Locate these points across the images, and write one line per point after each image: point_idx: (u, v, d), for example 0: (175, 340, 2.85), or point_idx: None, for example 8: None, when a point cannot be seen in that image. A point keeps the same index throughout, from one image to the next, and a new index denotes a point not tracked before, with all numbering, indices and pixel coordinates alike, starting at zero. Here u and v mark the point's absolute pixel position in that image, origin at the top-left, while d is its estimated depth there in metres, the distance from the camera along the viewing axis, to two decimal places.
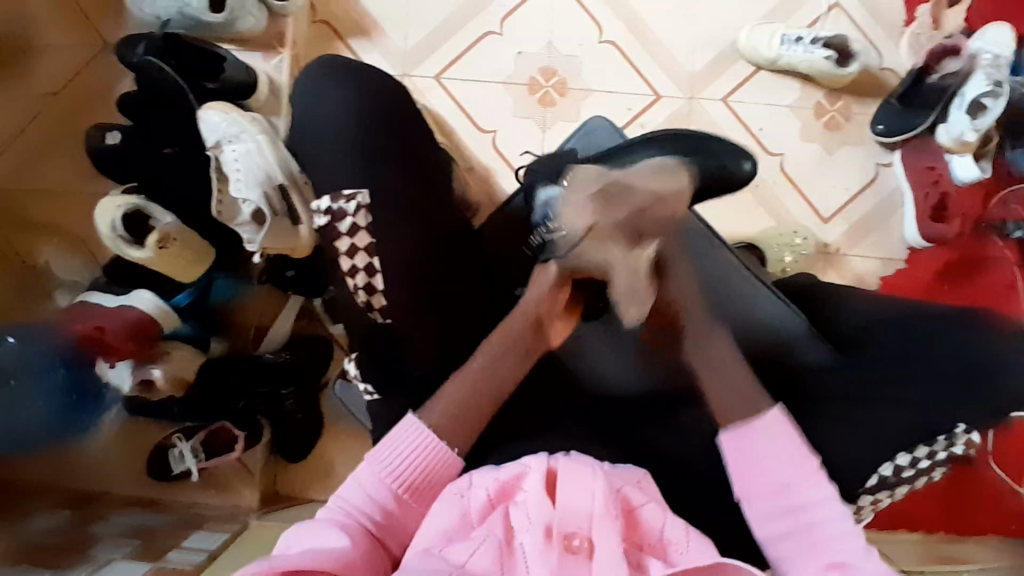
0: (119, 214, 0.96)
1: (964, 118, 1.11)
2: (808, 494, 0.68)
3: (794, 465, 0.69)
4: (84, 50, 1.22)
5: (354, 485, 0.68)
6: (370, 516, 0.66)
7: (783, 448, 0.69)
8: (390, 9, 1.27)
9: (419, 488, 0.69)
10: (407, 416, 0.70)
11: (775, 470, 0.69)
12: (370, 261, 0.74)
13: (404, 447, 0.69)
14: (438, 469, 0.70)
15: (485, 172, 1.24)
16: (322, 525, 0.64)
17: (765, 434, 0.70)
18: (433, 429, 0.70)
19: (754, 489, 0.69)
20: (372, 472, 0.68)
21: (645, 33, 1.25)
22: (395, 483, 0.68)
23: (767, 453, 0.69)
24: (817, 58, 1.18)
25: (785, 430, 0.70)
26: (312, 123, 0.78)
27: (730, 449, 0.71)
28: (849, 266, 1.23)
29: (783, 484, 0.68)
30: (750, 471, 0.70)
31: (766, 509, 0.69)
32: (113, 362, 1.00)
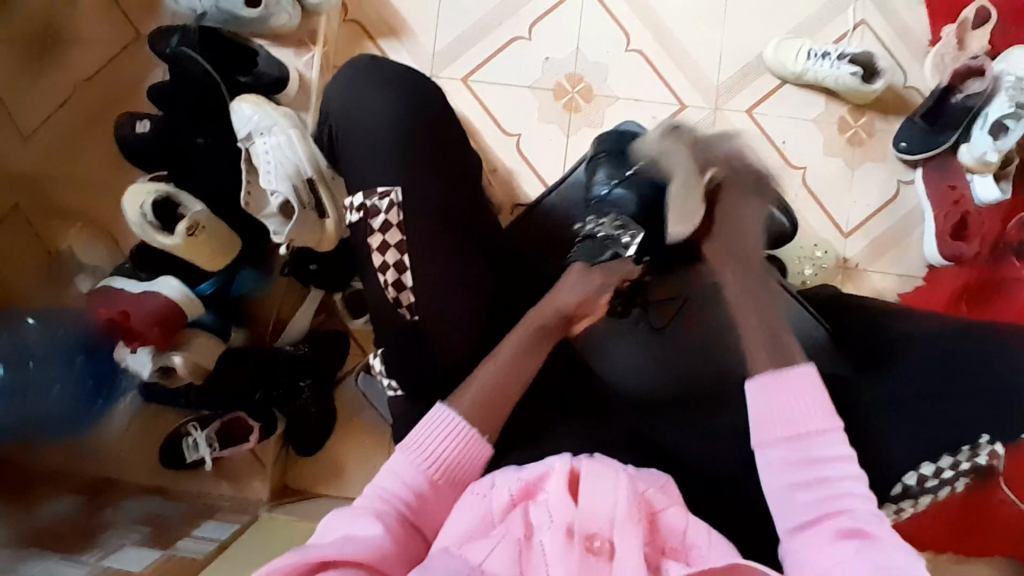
0: (149, 201, 0.97)
1: (986, 139, 1.12)
2: (825, 450, 0.67)
3: (817, 419, 0.69)
4: (117, 40, 1.24)
5: (388, 473, 0.68)
6: (404, 501, 0.66)
7: (807, 400, 0.70)
8: (421, 11, 1.28)
9: (454, 475, 0.69)
10: (437, 406, 0.71)
11: (800, 420, 0.69)
12: (401, 258, 0.75)
13: (442, 434, 0.70)
14: (473, 454, 0.71)
15: (508, 176, 1.25)
16: (358, 512, 0.65)
17: (795, 381, 0.71)
18: (462, 417, 0.71)
19: (773, 437, 0.69)
20: (407, 460, 0.69)
21: (672, 44, 1.27)
22: (432, 471, 0.68)
23: (793, 406, 0.70)
24: (843, 74, 1.19)
25: (810, 382, 0.70)
26: (350, 115, 0.79)
27: (756, 394, 0.72)
28: (867, 281, 1.23)
29: (807, 435, 0.68)
30: (774, 420, 0.70)
31: (785, 457, 0.68)
32: (134, 347, 1.01)
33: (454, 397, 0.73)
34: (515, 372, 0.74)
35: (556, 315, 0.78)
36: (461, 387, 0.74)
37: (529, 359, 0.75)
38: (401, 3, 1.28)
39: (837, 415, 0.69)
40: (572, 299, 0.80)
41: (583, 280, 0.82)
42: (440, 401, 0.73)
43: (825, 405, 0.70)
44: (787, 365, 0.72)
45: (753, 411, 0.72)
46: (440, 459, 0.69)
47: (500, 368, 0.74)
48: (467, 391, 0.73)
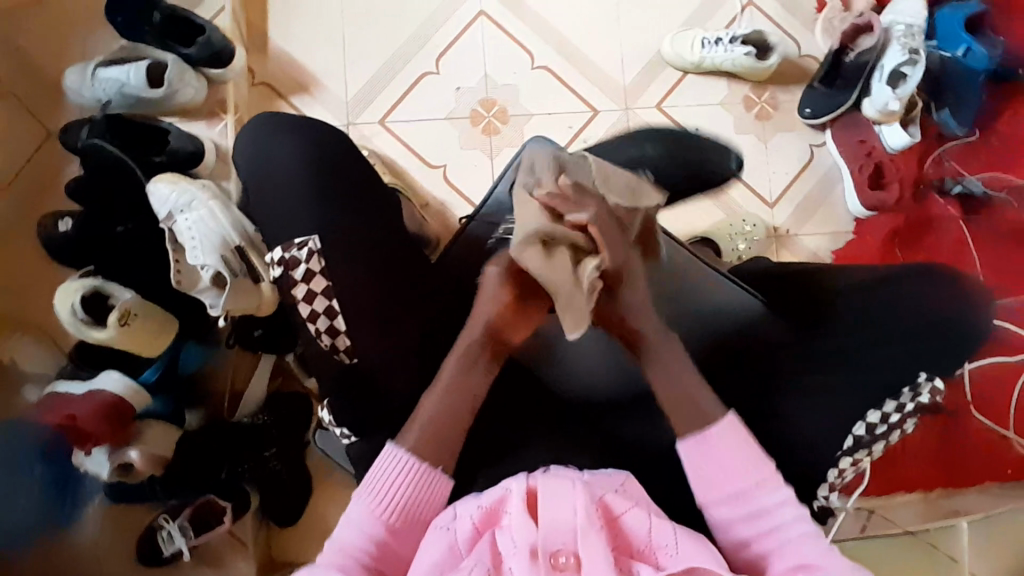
0: (78, 299, 0.95)
1: (886, 89, 1.18)
2: (765, 499, 0.67)
3: (751, 475, 0.68)
4: (28, 142, 1.22)
5: (348, 525, 0.68)
6: (364, 550, 0.66)
7: (737, 460, 0.69)
8: (328, 64, 1.30)
9: (415, 514, 0.69)
10: (387, 445, 0.70)
11: (735, 482, 0.68)
12: (330, 304, 0.75)
13: (395, 476, 0.69)
14: (431, 489, 0.70)
15: (441, 207, 1.27)
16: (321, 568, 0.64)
17: (721, 444, 0.69)
18: (412, 454, 0.70)
19: (714, 498, 0.69)
20: (366, 507, 0.68)
21: (575, 54, 1.31)
22: (388, 514, 0.68)
23: (720, 467, 0.69)
24: (738, 55, 1.24)
25: (738, 439, 0.69)
26: (258, 176, 0.79)
27: (688, 457, 0.70)
28: (801, 245, 1.27)
29: (743, 494, 0.68)
30: (711, 479, 0.69)
31: (729, 516, 0.68)
32: (88, 450, 0.99)
33: (400, 436, 0.71)
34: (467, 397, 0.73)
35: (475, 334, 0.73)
36: (410, 420, 0.72)
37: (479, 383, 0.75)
38: (306, 59, 1.30)
39: (769, 461, 0.69)
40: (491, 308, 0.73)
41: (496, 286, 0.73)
42: (389, 440, 0.72)
43: (756, 452, 0.69)
44: (708, 424, 0.70)
45: (690, 472, 0.71)
46: (396, 500, 0.68)
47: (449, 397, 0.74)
48: (421, 427, 0.71)
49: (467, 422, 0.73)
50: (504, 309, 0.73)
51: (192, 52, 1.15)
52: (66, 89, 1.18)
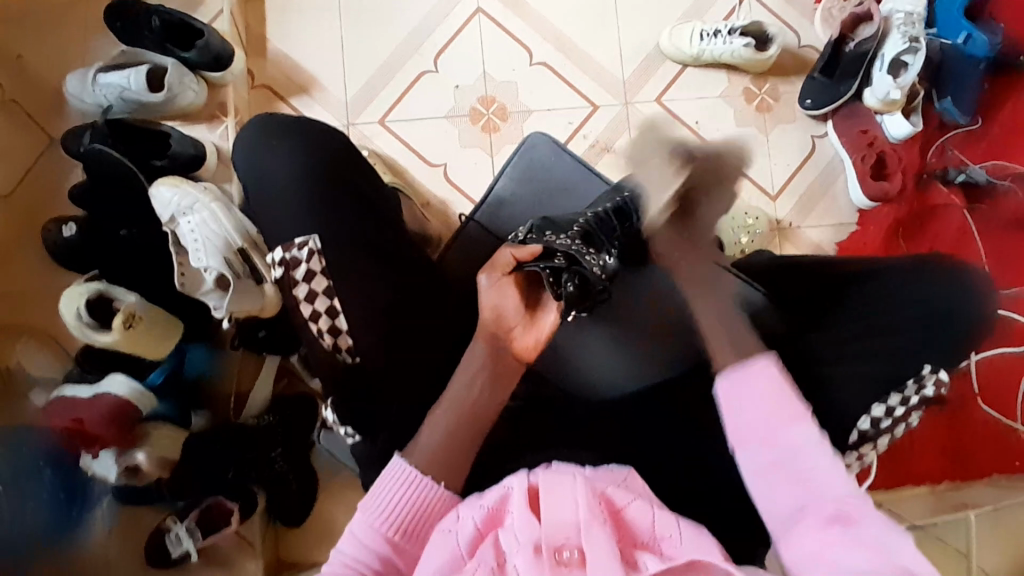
0: (83, 302, 0.96)
1: (887, 79, 1.17)
2: (798, 437, 0.66)
3: (784, 413, 0.67)
4: (32, 148, 1.23)
5: (349, 537, 0.68)
6: (368, 564, 0.67)
7: (774, 402, 0.68)
8: (326, 65, 1.30)
9: (416, 529, 0.69)
10: (394, 458, 0.71)
11: (767, 424, 0.67)
12: (332, 304, 0.75)
13: (399, 483, 0.69)
14: (436, 508, 0.70)
15: (442, 205, 1.27)
16: None
17: (754, 380, 0.69)
18: (417, 467, 0.70)
19: (746, 440, 0.68)
20: (367, 521, 0.68)
21: (573, 49, 1.31)
22: (388, 528, 0.68)
23: (761, 401, 0.68)
24: (737, 47, 1.23)
25: (774, 381, 0.69)
26: (257, 178, 0.79)
27: (723, 393, 0.70)
28: (804, 237, 1.27)
29: (775, 432, 0.67)
30: (742, 421, 0.69)
31: (759, 460, 0.67)
32: (95, 452, 1.00)
33: (407, 450, 0.72)
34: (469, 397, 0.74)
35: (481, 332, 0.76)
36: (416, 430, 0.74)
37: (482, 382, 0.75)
38: (305, 60, 1.30)
39: (804, 406, 0.68)
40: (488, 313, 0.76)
41: (496, 293, 0.77)
42: (397, 453, 0.73)
43: (789, 396, 0.68)
44: (745, 362, 0.70)
45: (725, 417, 0.70)
46: (397, 512, 0.68)
47: (451, 396, 0.74)
48: (426, 431, 0.73)
49: (470, 422, 0.73)
50: (509, 304, 0.77)
51: (192, 56, 1.15)
52: (68, 94, 1.19)
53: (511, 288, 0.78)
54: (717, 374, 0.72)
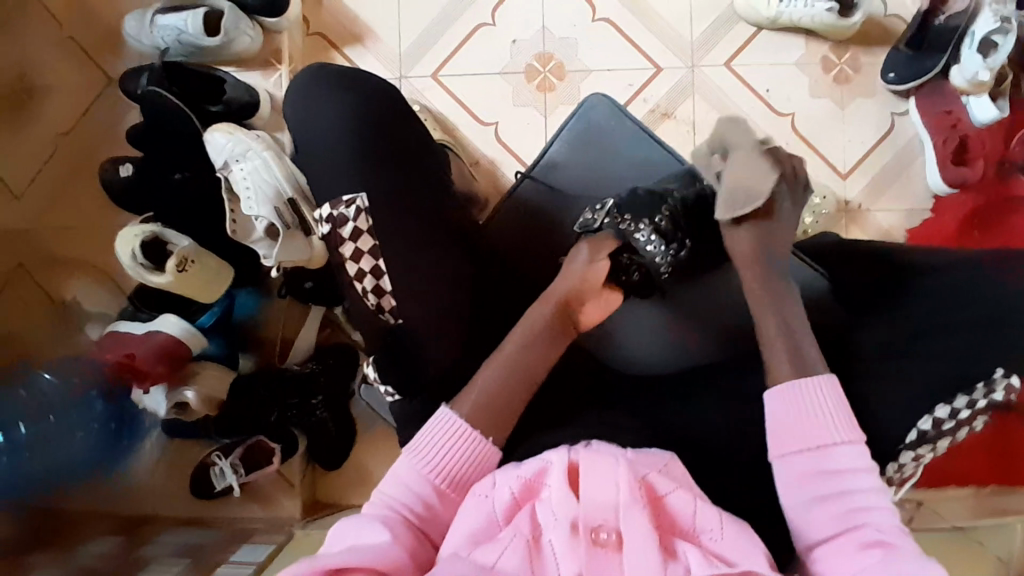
0: (138, 243, 0.98)
1: (976, 58, 1.07)
2: (842, 458, 0.65)
3: (840, 428, 0.66)
4: (91, 86, 1.25)
5: (393, 480, 0.68)
6: (411, 507, 0.67)
7: (832, 410, 0.67)
8: (382, 13, 1.27)
9: (461, 480, 0.69)
10: (442, 408, 0.72)
11: (815, 431, 0.67)
12: (377, 263, 0.74)
13: (444, 431, 0.70)
14: (481, 463, 0.70)
15: (491, 165, 1.24)
16: (367, 520, 0.65)
17: (809, 393, 0.68)
18: (465, 418, 0.71)
19: (789, 449, 0.67)
20: (413, 466, 0.69)
21: (639, 5, 1.23)
22: (436, 476, 0.68)
23: (808, 417, 0.68)
24: (819, 11, 1.14)
25: (831, 397, 0.68)
26: (310, 129, 0.77)
27: (775, 403, 0.70)
28: (872, 221, 1.19)
29: (822, 449, 0.66)
30: (786, 435, 0.68)
31: (804, 469, 0.66)
32: (147, 388, 1.04)
33: (455, 400, 0.73)
34: (518, 366, 0.74)
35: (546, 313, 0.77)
36: (466, 387, 0.73)
37: (521, 358, 0.74)
38: (360, 8, 1.27)
39: (857, 428, 0.67)
40: (567, 285, 0.78)
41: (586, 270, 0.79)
42: (445, 402, 0.73)
43: (846, 413, 0.68)
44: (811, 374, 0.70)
45: (769, 423, 0.70)
46: (445, 461, 0.69)
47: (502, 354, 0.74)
48: (468, 396, 0.73)
49: (513, 399, 0.73)
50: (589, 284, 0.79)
51: (251, 0, 1.14)
52: (128, 36, 1.20)
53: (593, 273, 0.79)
54: (767, 389, 0.71)
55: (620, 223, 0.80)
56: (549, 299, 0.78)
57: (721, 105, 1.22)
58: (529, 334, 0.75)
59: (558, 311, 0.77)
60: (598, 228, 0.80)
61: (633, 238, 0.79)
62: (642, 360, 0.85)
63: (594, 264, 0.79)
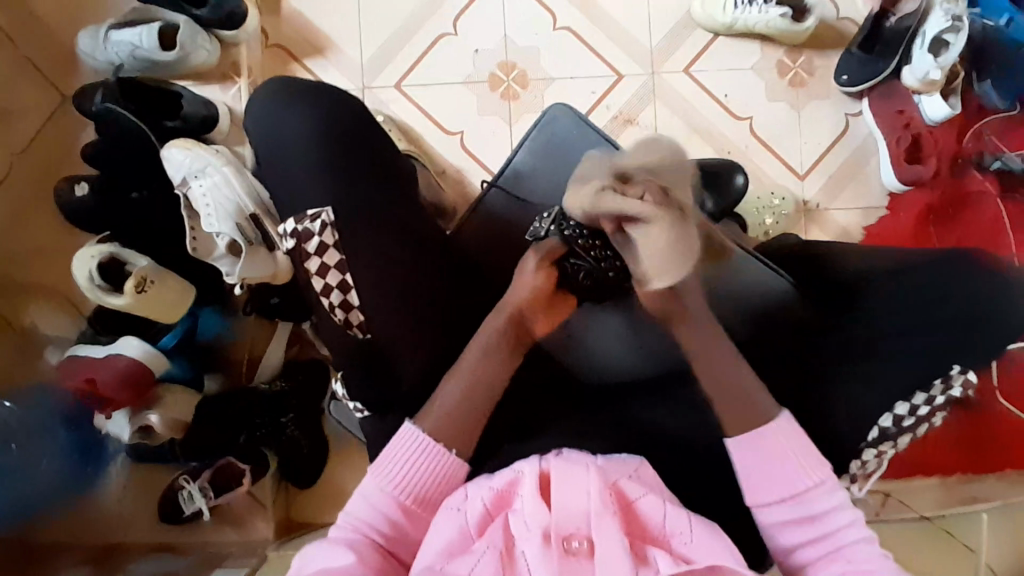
0: (95, 265, 0.96)
1: (927, 58, 1.11)
2: (824, 502, 0.68)
3: (806, 476, 0.68)
4: (43, 104, 1.22)
5: (359, 500, 0.68)
6: (377, 525, 0.67)
7: (802, 463, 0.68)
8: (342, 24, 1.26)
9: (426, 495, 0.69)
10: (405, 425, 0.71)
11: (789, 480, 0.68)
12: (343, 278, 0.74)
13: (409, 444, 0.70)
14: (447, 475, 0.70)
15: (458, 175, 1.24)
16: (333, 544, 0.65)
17: (767, 441, 0.69)
18: (429, 434, 0.70)
19: (765, 501, 0.69)
20: (378, 485, 0.68)
21: (599, 14, 1.25)
22: (401, 493, 0.68)
23: (764, 471, 0.69)
24: (773, 17, 1.17)
25: (795, 445, 0.69)
26: (272, 144, 0.77)
27: (737, 453, 0.70)
28: (831, 221, 1.23)
29: (796, 497, 0.68)
30: (763, 484, 0.69)
31: (781, 520, 0.68)
32: (108, 413, 1.01)
33: (421, 415, 0.72)
34: (488, 376, 0.73)
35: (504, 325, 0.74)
36: (425, 409, 0.72)
37: (477, 380, 0.73)
38: (320, 20, 1.26)
39: (825, 465, 0.69)
40: (522, 294, 0.75)
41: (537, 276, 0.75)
42: (410, 419, 0.72)
43: (808, 448, 0.69)
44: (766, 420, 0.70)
45: (740, 471, 0.70)
46: (411, 475, 0.69)
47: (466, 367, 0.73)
48: (432, 414, 0.72)
49: (475, 416, 0.72)
50: (535, 292, 0.75)
51: (203, 13, 1.11)
52: (79, 51, 1.16)
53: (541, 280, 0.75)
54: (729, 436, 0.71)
55: (565, 229, 0.75)
56: (503, 311, 0.75)
57: (683, 111, 1.24)
58: (484, 346, 0.73)
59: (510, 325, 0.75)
60: (545, 235, 0.76)
61: (576, 246, 0.73)
62: (613, 366, 0.84)
63: (536, 275, 0.75)
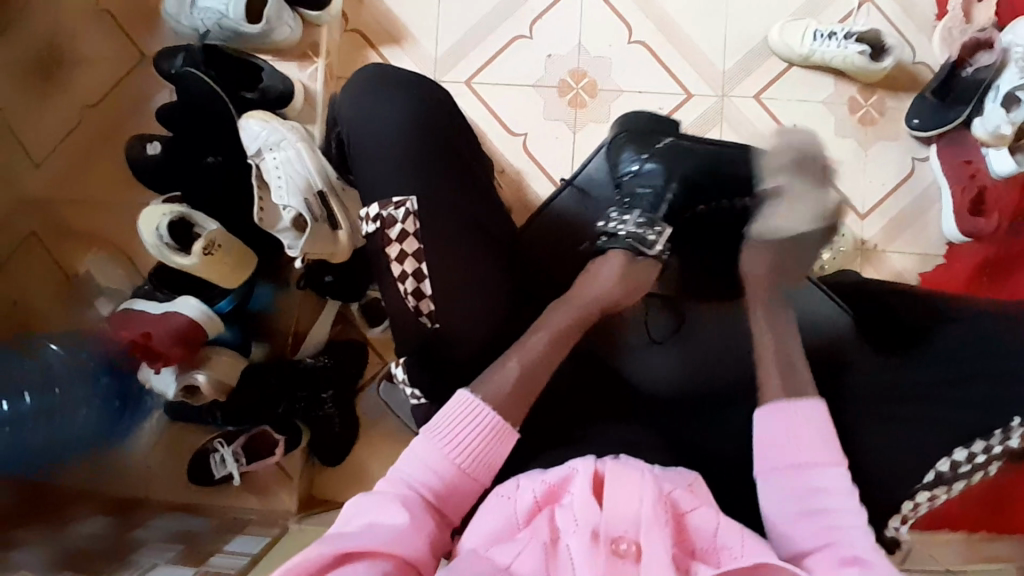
0: (165, 222, 0.98)
1: (999, 111, 1.10)
2: (823, 478, 0.67)
3: (819, 452, 0.68)
4: (123, 61, 1.25)
5: (413, 457, 0.68)
6: (428, 486, 0.67)
7: (811, 435, 0.69)
8: (421, 17, 1.28)
9: (478, 459, 0.69)
10: (461, 392, 0.71)
11: (801, 452, 0.69)
12: (419, 267, 0.75)
13: (469, 411, 0.70)
14: (498, 441, 0.70)
15: (518, 176, 1.25)
16: (382, 495, 0.65)
17: (796, 415, 0.71)
18: (491, 406, 0.70)
19: (771, 465, 0.70)
20: (434, 445, 0.69)
21: (674, 32, 1.26)
22: (457, 455, 0.68)
23: (792, 438, 0.70)
24: (851, 53, 1.18)
25: (816, 418, 0.70)
26: (362, 125, 0.79)
27: (760, 423, 0.72)
28: (887, 262, 1.22)
29: (799, 468, 0.68)
30: (770, 452, 0.70)
31: (782, 487, 0.68)
32: (158, 369, 1.04)
33: (476, 384, 0.72)
34: (540, 367, 0.74)
35: (588, 309, 0.78)
36: (483, 377, 0.73)
37: (547, 355, 0.74)
38: (401, 10, 1.28)
39: (840, 452, 0.69)
40: (601, 289, 0.80)
41: (609, 266, 0.81)
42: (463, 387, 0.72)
43: (828, 436, 0.70)
44: (797, 396, 0.72)
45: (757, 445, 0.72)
46: (463, 438, 0.69)
47: (519, 356, 0.74)
48: (488, 384, 0.72)
49: (544, 369, 0.73)
50: (607, 277, 0.80)
51: None
52: (166, 14, 1.20)
53: (603, 269, 0.81)
54: (759, 405, 0.73)
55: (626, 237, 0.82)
56: (590, 303, 0.79)
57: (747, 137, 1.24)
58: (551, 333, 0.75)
59: (588, 314, 0.78)
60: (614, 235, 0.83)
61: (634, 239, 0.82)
62: (660, 379, 0.83)
63: (612, 279, 0.80)
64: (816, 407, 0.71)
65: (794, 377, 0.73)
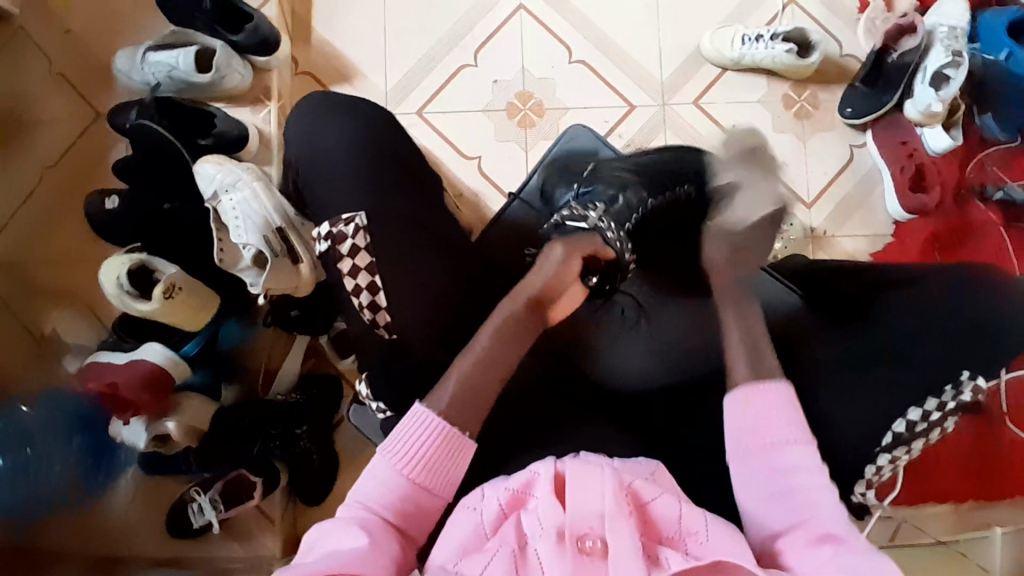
0: (124, 270, 0.99)
1: (929, 91, 1.16)
2: (799, 459, 0.68)
3: (792, 431, 0.69)
4: (79, 120, 1.27)
5: (371, 478, 0.69)
6: (387, 506, 0.67)
7: (782, 415, 0.70)
8: (369, 54, 1.33)
9: (434, 470, 0.69)
10: (414, 406, 0.71)
11: (774, 431, 0.70)
12: (372, 280, 0.77)
13: (418, 423, 0.70)
14: (454, 446, 0.70)
15: (475, 198, 1.28)
16: (343, 522, 0.65)
17: (768, 396, 0.71)
18: (443, 417, 0.70)
19: (744, 450, 0.70)
20: (389, 464, 0.69)
21: (611, 48, 1.31)
22: (412, 471, 0.69)
23: (763, 420, 0.70)
24: (778, 53, 1.24)
25: (784, 399, 0.71)
26: (309, 153, 0.81)
27: (731, 407, 0.72)
28: (839, 246, 1.26)
29: (776, 450, 0.69)
30: (742, 436, 0.71)
31: (756, 471, 0.69)
32: (127, 419, 1.02)
33: (430, 398, 0.72)
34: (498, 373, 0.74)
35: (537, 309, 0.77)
36: (440, 385, 0.73)
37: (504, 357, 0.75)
38: (349, 50, 1.33)
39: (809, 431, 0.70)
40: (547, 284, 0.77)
41: (561, 269, 0.78)
42: (417, 401, 0.73)
43: (798, 416, 0.71)
44: (766, 378, 0.72)
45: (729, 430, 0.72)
46: (417, 453, 0.69)
47: (473, 359, 0.73)
48: (444, 392, 0.72)
49: (504, 366, 0.74)
50: (556, 278, 0.78)
51: (241, 39, 1.18)
52: (117, 70, 1.23)
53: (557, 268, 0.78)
54: (729, 390, 0.73)
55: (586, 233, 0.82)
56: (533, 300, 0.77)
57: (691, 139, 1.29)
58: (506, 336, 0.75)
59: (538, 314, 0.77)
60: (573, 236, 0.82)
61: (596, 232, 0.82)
62: (630, 373, 0.84)
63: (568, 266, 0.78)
64: (783, 388, 0.71)
65: (751, 353, 0.75)
